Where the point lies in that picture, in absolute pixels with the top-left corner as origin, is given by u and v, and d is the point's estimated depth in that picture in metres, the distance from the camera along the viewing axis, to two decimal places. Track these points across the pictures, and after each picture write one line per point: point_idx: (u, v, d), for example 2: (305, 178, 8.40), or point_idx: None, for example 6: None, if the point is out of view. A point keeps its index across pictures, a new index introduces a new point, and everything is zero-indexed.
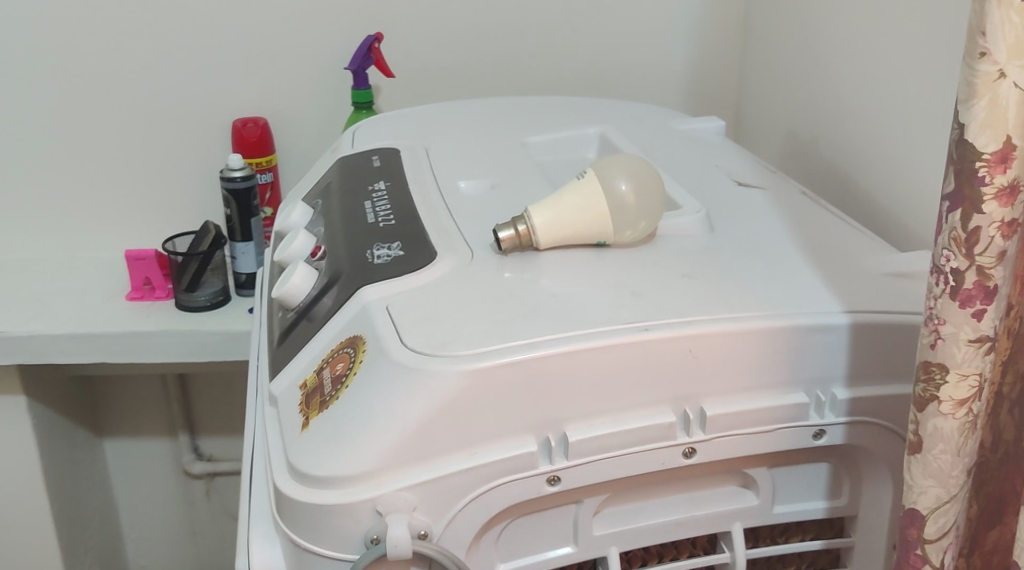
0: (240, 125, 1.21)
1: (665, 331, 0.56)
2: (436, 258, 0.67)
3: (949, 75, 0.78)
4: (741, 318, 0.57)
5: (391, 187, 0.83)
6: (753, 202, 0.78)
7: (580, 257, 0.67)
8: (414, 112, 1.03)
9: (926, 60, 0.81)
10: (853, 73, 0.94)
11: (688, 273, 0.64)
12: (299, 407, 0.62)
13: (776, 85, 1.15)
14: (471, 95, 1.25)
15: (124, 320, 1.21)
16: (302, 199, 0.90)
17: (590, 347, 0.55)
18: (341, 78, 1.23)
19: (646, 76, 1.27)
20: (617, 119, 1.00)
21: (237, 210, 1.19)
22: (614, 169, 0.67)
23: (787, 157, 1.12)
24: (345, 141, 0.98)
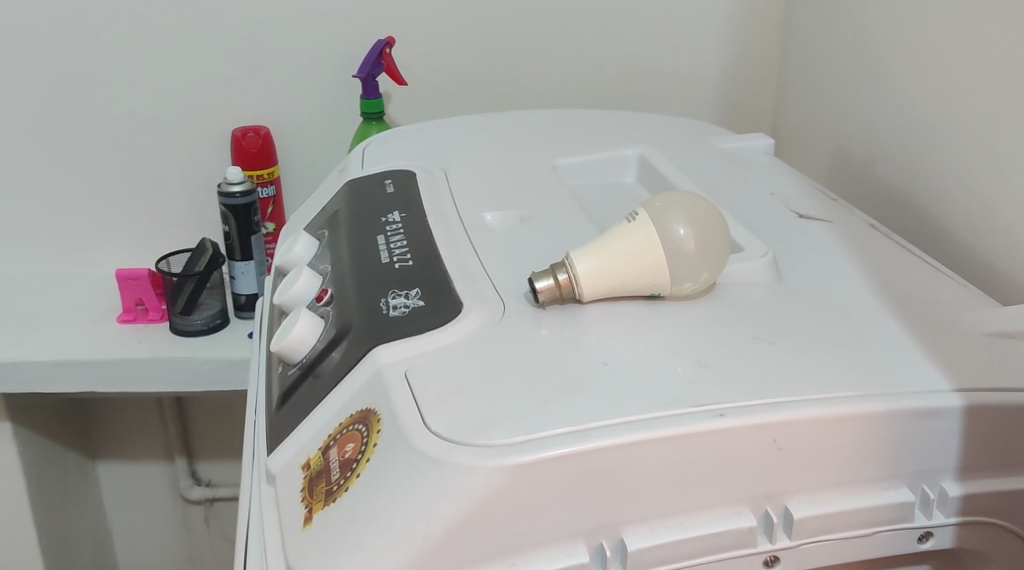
0: (240, 134, 1.11)
1: (745, 417, 0.47)
2: (462, 311, 0.58)
3: None
4: (833, 399, 0.48)
5: (407, 219, 0.73)
6: (820, 239, 0.68)
7: (631, 310, 0.57)
8: (431, 126, 0.93)
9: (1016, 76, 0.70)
10: (918, 87, 0.84)
11: (761, 336, 0.54)
12: (301, 494, 0.52)
13: (821, 97, 1.04)
14: (489, 103, 1.15)
15: (115, 345, 1.12)
16: (304, 229, 0.80)
17: (653, 438, 0.46)
18: (348, 85, 1.13)
19: (679, 83, 1.16)
20: (656, 134, 0.90)
21: (236, 227, 1.09)
22: (670, 209, 0.57)
23: (835, 178, 1.01)
24: (355, 159, 0.88)
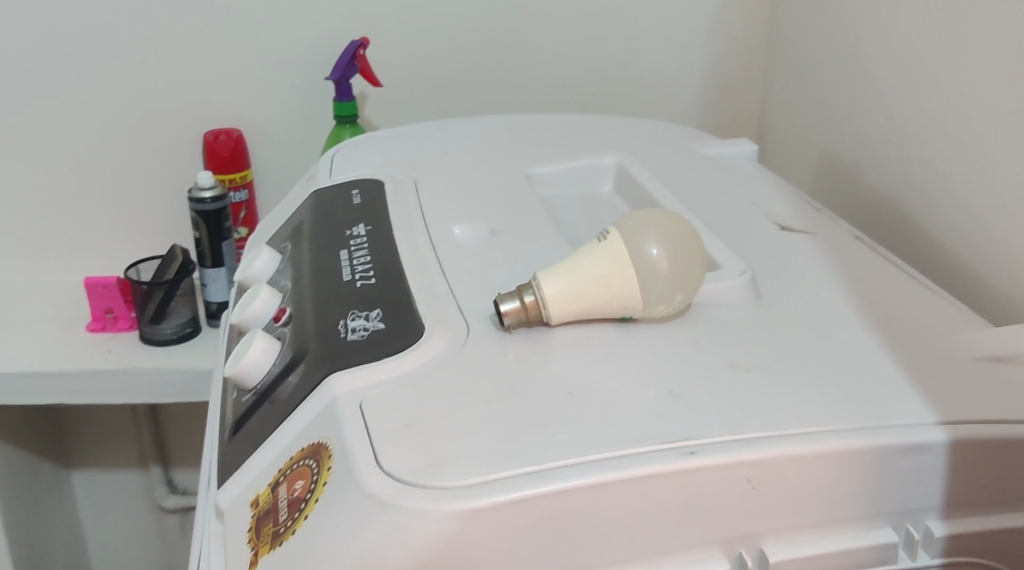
0: (212, 137, 1.08)
1: (717, 456, 0.44)
2: (424, 335, 0.55)
3: None
4: (811, 435, 0.45)
5: (372, 232, 0.70)
6: (801, 254, 0.65)
7: (602, 334, 0.54)
8: (402, 131, 0.90)
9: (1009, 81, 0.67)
10: (904, 92, 0.81)
11: (737, 362, 0.51)
12: (247, 536, 0.50)
13: (806, 100, 1.01)
14: (466, 105, 1.12)
15: (83, 355, 1.08)
16: (267, 242, 0.77)
17: (619, 478, 0.44)
18: (321, 88, 1.10)
19: (663, 84, 1.13)
20: (636, 140, 0.87)
21: (206, 234, 1.05)
22: (644, 227, 0.54)
23: (820, 183, 0.98)
24: (322, 167, 0.84)
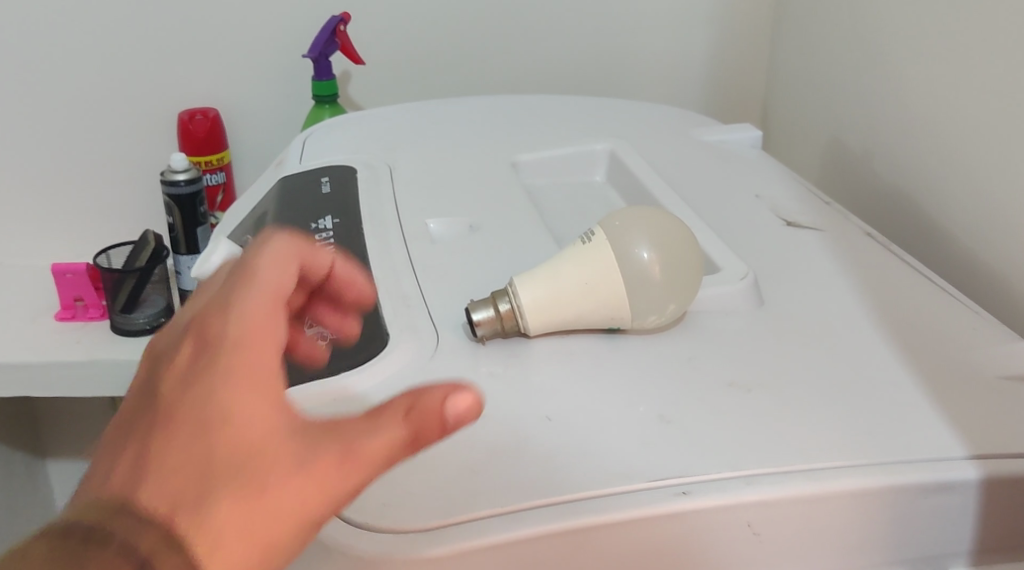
0: (187, 117, 1.01)
1: (715, 497, 0.39)
2: (387, 347, 0.49)
3: None
4: (823, 473, 0.40)
5: (340, 225, 0.63)
6: (811, 253, 0.59)
7: (586, 347, 0.48)
8: (380, 113, 0.83)
9: None
10: (919, 75, 0.74)
11: (737, 381, 0.46)
12: None
13: (813, 82, 0.95)
14: (451, 85, 1.06)
15: (50, 346, 1.02)
16: (228, 234, 0.70)
17: (604, 523, 0.39)
18: (297, 65, 1.03)
19: (661, 65, 1.07)
20: (631, 124, 0.80)
21: (180, 219, 0.99)
22: (634, 229, 0.49)
23: (829, 171, 0.91)
24: (292, 151, 0.78)
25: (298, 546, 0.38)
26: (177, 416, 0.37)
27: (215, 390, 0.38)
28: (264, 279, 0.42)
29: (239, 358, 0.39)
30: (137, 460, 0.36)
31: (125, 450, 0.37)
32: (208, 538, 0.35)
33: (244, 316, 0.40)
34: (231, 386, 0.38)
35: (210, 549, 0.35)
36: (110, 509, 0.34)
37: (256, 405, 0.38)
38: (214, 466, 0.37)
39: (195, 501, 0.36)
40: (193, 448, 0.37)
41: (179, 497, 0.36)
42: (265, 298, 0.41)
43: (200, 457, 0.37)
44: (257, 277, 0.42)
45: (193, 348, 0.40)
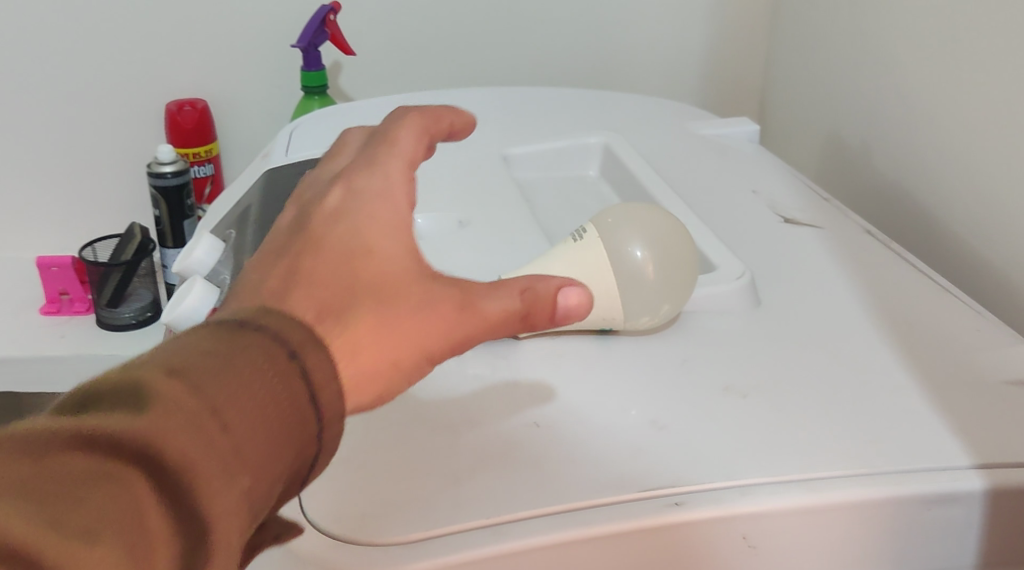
0: (175, 108, 0.99)
1: (707, 508, 0.38)
2: None
3: None
4: (820, 483, 0.39)
5: None
6: (810, 251, 0.57)
7: (577, 348, 0.47)
8: (370, 104, 0.81)
9: None
10: (919, 68, 0.72)
11: (733, 385, 0.44)
12: None
13: (812, 76, 0.93)
14: (442, 76, 1.03)
15: (34, 340, 1.00)
16: (211, 228, 0.68)
17: (592, 536, 0.37)
18: (287, 56, 1.01)
19: (657, 57, 1.05)
20: (626, 118, 0.79)
21: (166, 212, 0.97)
22: (627, 226, 0.47)
23: (828, 166, 0.90)
24: (279, 143, 0.76)
25: (415, 376, 0.40)
26: (325, 247, 0.41)
27: (356, 222, 0.42)
28: (403, 146, 0.46)
29: (376, 197, 0.43)
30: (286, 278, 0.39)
31: (278, 268, 0.40)
32: (348, 337, 0.38)
33: (377, 167, 0.44)
34: (372, 226, 0.42)
35: (350, 351, 0.38)
36: (269, 302, 0.38)
37: (393, 236, 0.42)
38: (357, 286, 0.40)
39: (341, 314, 0.39)
40: (340, 273, 0.40)
41: (324, 305, 0.39)
42: (404, 162, 0.45)
43: (344, 281, 0.40)
44: (396, 143, 0.46)
45: (337, 195, 0.44)
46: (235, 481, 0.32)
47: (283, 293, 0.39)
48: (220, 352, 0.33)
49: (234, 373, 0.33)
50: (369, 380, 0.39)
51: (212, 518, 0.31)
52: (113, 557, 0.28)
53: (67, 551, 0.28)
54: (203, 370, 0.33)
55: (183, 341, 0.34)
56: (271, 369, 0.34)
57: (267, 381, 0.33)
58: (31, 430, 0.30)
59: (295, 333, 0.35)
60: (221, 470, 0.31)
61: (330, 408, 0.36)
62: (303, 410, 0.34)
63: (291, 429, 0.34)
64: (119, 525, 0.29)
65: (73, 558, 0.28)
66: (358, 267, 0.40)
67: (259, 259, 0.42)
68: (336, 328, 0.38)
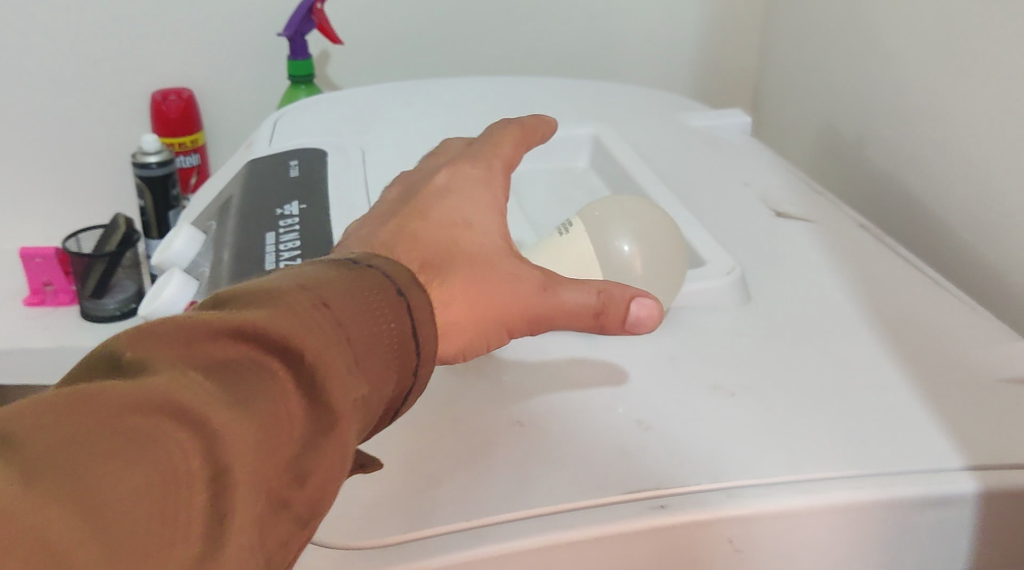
0: (160, 98, 0.96)
1: (693, 512, 0.37)
2: None
3: None
4: (809, 485, 0.38)
5: (306, 211, 0.60)
6: (801, 245, 0.56)
7: (561, 343, 0.45)
8: (356, 93, 0.80)
9: None
10: (914, 59, 0.71)
11: (721, 384, 0.43)
12: None
13: (805, 66, 0.91)
14: (431, 65, 1.02)
15: (15, 332, 0.98)
16: (193, 221, 0.67)
17: (574, 540, 0.36)
18: (273, 45, 0.99)
19: (648, 46, 1.03)
20: (615, 108, 0.77)
21: (152, 202, 0.95)
22: (614, 221, 0.47)
23: (822, 159, 0.88)
24: (263, 132, 0.74)
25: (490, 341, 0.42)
26: (428, 212, 0.44)
27: (455, 196, 0.44)
28: (513, 140, 0.47)
29: (476, 175, 0.45)
30: (395, 232, 0.43)
31: (387, 225, 0.43)
32: (445, 290, 0.41)
33: (483, 151, 0.46)
34: (471, 199, 0.44)
35: (445, 302, 0.41)
36: (376, 250, 0.41)
37: (487, 211, 0.44)
38: (453, 249, 0.42)
39: (437, 271, 0.41)
40: (440, 235, 0.42)
41: (424, 261, 0.41)
42: (510, 152, 0.47)
43: (441, 243, 0.42)
44: (507, 133, 0.47)
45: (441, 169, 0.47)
46: (353, 389, 0.34)
47: (389, 244, 0.42)
48: (346, 283, 0.36)
49: (351, 295, 0.36)
50: (459, 331, 0.41)
51: (336, 415, 0.33)
52: (263, 423, 0.31)
53: (228, 416, 0.30)
54: (327, 290, 0.35)
55: (301, 270, 0.36)
56: (382, 299, 0.37)
57: (382, 314, 0.36)
58: (178, 317, 0.31)
59: (401, 273, 0.39)
60: (344, 376, 0.34)
61: (428, 345, 0.39)
62: (407, 338, 0.37)
63: (395, 352, 0.37)
64: (263, 404, 0.31)
65: (227, 424, 0.30)
66: (454, 232, 0.43)
67: (369, 221, 0.46)
68: (433, 280, 0.41)
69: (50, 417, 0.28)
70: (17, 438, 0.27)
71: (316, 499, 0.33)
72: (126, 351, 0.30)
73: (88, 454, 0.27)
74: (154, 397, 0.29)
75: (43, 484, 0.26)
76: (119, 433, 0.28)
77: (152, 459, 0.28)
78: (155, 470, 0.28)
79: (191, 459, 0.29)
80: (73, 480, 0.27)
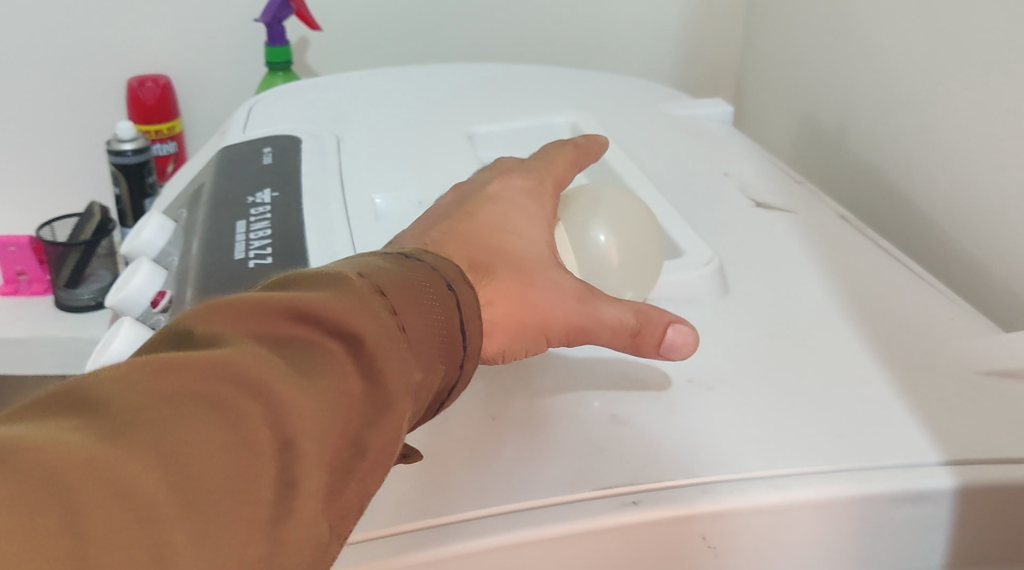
0: (136, 84, 0.93)
1: (666, 508, 0.36)
2: None
3: None
4: (784, 482, 0.37)
5: (278, 199, 0.59)
6: (781, 236, 0.55)
7: None
8: (331, 80, 0.78)
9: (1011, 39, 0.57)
10: (897, 49, 0.70)
11: (696, 377, 0.42)
12: None
13: (788, 56, 0.91)
14: (411, 53, 1.00)
15: None
16: (164, 209, 0.66)
17: (544, 538, 0.35)
18: (251, 31, 0.96)
19: (631, 34, 1.02)
20: (595, 96, 0.76)
21: (127, 191, 0.92)
22: (591, 208, 0.46)
23: (803, 150, 0.88)
24: (236, 119, 0.73)
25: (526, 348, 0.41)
26: (477, 214, 0.43)
27: (505, 203, 0.43)
28: (563, 154, 0.46)
29: (525, 188, 0.44)
30: (446, 229, 0.42)
31: (440, 225, 0.42)
32: (492, 289, 0.40)
33: (533, 167, 0.45)
34: (521, 208, 0.43)
35: (490, 300, 0.40)
36: (427, 246, 0.40)
37: (535, 223, 0.43)
38: (501, 252, 0.41)
39: (485, 272, 0.41)
40: (490, 238, 0.42)
41: (474, 260, 0.41)
42: (561, 167, 0.46)
43: (489, 245, 0.41)
44: (557, 149, 0.46)
45: (493, 175, 0.46)
46: (408, 374, 0.34)
47: (438, 241, 0.41)
48: (399, 273, 0.37)
49: (405, 284, 0.36)
50: (502, 330, 0.41)
51: (393, 397, 0.34)
52: (324, 401, 0.32)
53: (293, 389, 0.31)
54: (383, 278, 0.36)
55: (358, 260, 0.37)
56: (435, 291, 0.37)
57: (432, 304, 0.37)
58: (243, 298, 0.32)
59: (449, 267, 0.39)
60: (399, 361, 0.34)
61: (474, 341, 0.39)
62: (457, 328, 0.37)
63: (447, 341, 0.37)
64: (323, 382, 0.32)
65: (292, 397, 0.31)
66: (502, 236, 0.42)
67: (422, 222, 0.45)
68: (480, 279, 0.40)
69: (129, 383, 0.29)
70: (101, 399, 0.29)
71: (378, 478, 0.33)
72: (197, 326, 0.32)
73: (168, 416, 0.29)
74: (224, 369, 0.30)
75: (126, 443, 0.28)
76: (193, 400, 0.29)
77: (225, 424, 0.29)
78: (229, 435, 0.29)
79: (258, 427, 0.30)
80: (153, 439, 0.28)
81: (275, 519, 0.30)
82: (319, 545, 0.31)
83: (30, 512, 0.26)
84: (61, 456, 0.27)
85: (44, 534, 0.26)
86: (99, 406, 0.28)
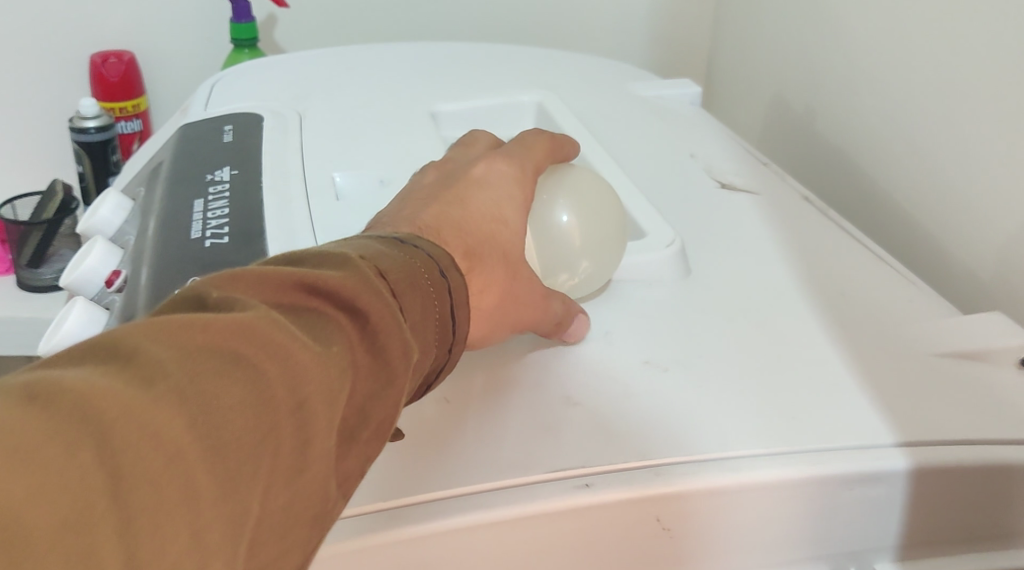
0: (99, 61, 0.90)
1: (619, 490, 0.36)
2: None
3: (999, 50, 0.55)
4: (737, 464, 0.37)
5: (237, 178, 0.58)
6: (744, 218, 0.55)
7: None
8: (295, 57, 0.77)
9: (975, 23, 0.57)
10: (864, 31, 0.70)
11: (653, 359, 0.42)
12: None
13: (758, 37, 0.90)
14: (379, 31, 0.99)
15: None
16: (123, 187, 0.65)
17: (497, 519, 0.35)
18: (216, 7, 0.94)
19: (601, 14, 1.01)
20: (562, 76, 0.75)
21: (91, 169, 0.89)
22: (555, 187, 0.45)
23: (771, 132, 0.88)
24: (197, 96, 0.72)
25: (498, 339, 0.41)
26: (469, 202, 0.41)
27: (493, 189, 0.42)
28: (542, 139, 0.45)
29: (510, 175, 0.43)
30: (441, 213, 0.40)
31: (428, 205, 0.41)
32: (483, 280, 0.39)
33: (516, 150, 0.44)
34: (511, 195, 0.42)
35: (479, 289, 0.39)
36: (422, 231, 0.38)
37: (522, 211, 0.42)
38: (494, 241, 0.40)
39: (481, 261, 0.39)
40: (485, 226, 0.40)
41: (471, 249, 0.39)
42: (541, 150, 0.45)
43: (484, 234, 0.40)
44: (536, 135, 0.45)
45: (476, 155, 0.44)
46: (409, 354, 0.33)
47: (433, 227, 0.39)
48: (400, 256, 0.36)
49: (406, 268, 0.35)
50: (486, 318, 0.40)
51: (394, 372, 0.33)
52: (337, 374, 0.31)
53: (311, 357, 0.30)
54: (385, 262, 0.35)
55: (356, 242, 0.36)
56: (433, 280, 0.36)
57: (430, 289, 0.36)
58: (254, 270, 0.31)
59: (443, 254, 0.38)
60: (401, 342, 0.33)
61: (462, 327, 0.38)
62: (450, 312, 0.37)
63: (441, 325, 0.36)
64: (334, 352, 0.31)
65: (309, 364, 0.30)
66: (497, 227, 0.41)
67: (401, 200, 0.43)
68: (472, 269, 0.39)
69: (156, 337, 0.28)
70: (127, 351, 0.27)
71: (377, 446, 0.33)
72: (212, 292, 0.30)
73: (194, 372, 0.27)
74: (246, 330, 0.29)
75: (155, 394, 0.26)
76: (219, 358, 0.28)
77: (248, 384, 0.28)
78: (252, 395, 0.28)
79: (279, 385, 0.29)
80: (180, 393, 0.27)
81: (286, 477, 0.29)
82: (320, 506, 0.31)
83: (63, 449, 0.24)
84: (93, 399, 0.25)
85: (79, 472, 0.24)
86: (123, 357, 0.27)
